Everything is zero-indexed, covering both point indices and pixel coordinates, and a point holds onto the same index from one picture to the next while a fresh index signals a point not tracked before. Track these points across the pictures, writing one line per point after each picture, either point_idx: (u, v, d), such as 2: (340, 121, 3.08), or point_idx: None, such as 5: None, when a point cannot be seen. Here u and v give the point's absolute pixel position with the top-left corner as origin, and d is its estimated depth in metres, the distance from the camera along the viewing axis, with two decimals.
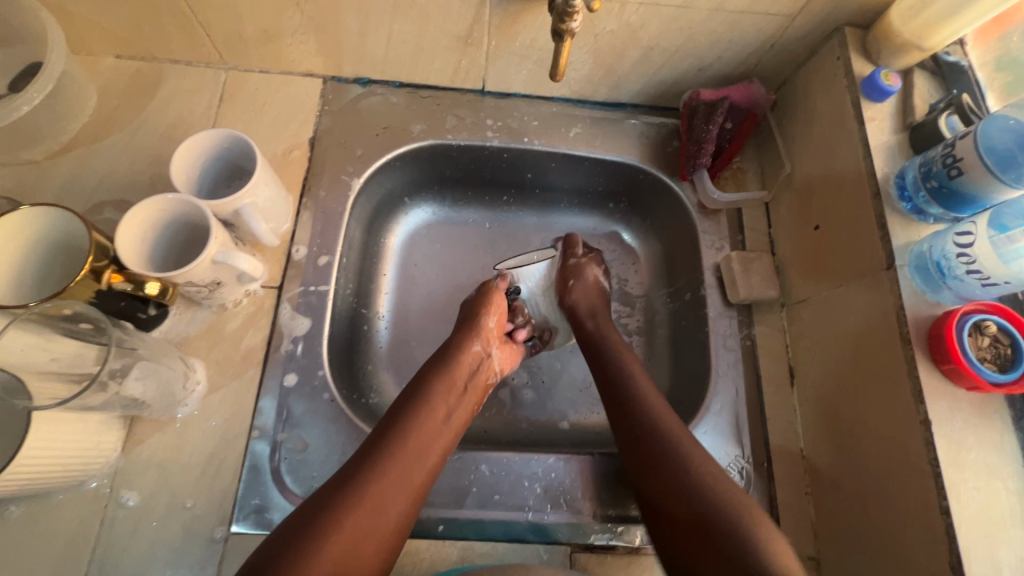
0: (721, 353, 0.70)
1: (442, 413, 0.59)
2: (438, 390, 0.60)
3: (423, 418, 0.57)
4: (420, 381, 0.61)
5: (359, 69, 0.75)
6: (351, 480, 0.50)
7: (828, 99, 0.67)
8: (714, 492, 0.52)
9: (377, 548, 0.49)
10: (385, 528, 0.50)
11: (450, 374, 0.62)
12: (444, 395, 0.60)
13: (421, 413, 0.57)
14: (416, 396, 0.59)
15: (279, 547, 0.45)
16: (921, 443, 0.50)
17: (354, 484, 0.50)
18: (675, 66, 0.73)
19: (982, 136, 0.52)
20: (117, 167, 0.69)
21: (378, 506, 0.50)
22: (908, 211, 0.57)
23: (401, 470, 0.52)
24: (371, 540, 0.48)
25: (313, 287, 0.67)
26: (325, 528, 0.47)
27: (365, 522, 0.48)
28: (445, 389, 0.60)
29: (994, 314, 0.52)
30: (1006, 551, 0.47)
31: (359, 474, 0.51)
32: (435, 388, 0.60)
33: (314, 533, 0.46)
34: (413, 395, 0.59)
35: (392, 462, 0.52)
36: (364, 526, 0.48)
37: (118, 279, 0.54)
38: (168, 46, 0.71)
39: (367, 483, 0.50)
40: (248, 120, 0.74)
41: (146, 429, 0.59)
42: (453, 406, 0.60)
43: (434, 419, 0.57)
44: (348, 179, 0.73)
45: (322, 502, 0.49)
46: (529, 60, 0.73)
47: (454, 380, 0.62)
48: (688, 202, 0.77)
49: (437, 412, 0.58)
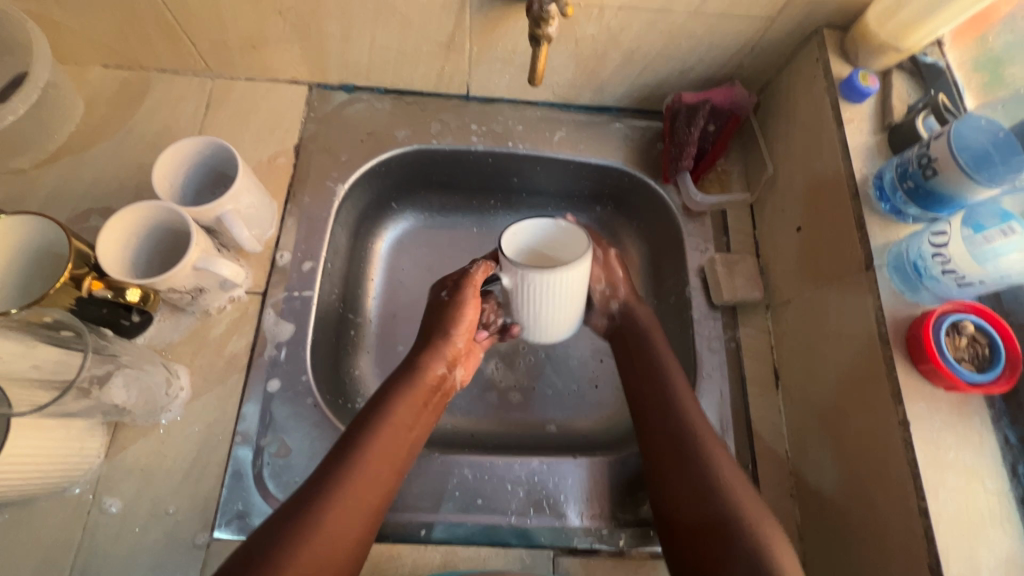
0: (706, 355, 0.70)
1: (406, 430, 0.57)
2: (400, 410, 0.58)
3: (381, 441, 0.55)
4: (381, 399, 0.59)
5: (343, 75, 0.76)
6: (307, 503, 0.49)
7: (809, 101, 0.67)
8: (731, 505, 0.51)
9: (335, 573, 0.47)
10: (343, 549, 0.48)
11: (411, 386, 0.60)
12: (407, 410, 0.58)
13: (381, 432, 0.55)
14: (376, 416, 0.56)
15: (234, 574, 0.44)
16: (901, 444, 0.50)
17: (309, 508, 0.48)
18: (657, 69, 0.74)
19: (956, 136, 0.52)
20: (103, 175, 0.70)
21: (335, 530, 0.48)
22: (887, 212, 0.57)
23: (359, 491, 0.51)
24: (328, 566, 0.47)
25: (297, 292, 0.68)
26: (281, 556, 0.45)
27: (320, 547, 0.47)
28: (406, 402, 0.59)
29: (972, 314, 0.52)
30: (985, 552, 0.47)
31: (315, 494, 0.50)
32: (398, 408, 0.58)
33: (265, 563, 0.44)
34: (373, 409, 0.58)
35: (351, 486, 0.51)
36: (321, 552, 0.47)
37: (99, 286, 0.54)
38: (154, 55, 0.72)
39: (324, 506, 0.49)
40: (233, 127, 0.74)
41: (129, 436, 0.60)
42: (414, 427, 0.58)
43: (393, 435, 0.56)
44: (332, 185, 0.73)
45: (279, 525, 0.47)
46: (512, 65, 0.73)
47: (416, 399, 0.59)
48: (673, 205, 0.77)
49: (397, 427, 0.56)
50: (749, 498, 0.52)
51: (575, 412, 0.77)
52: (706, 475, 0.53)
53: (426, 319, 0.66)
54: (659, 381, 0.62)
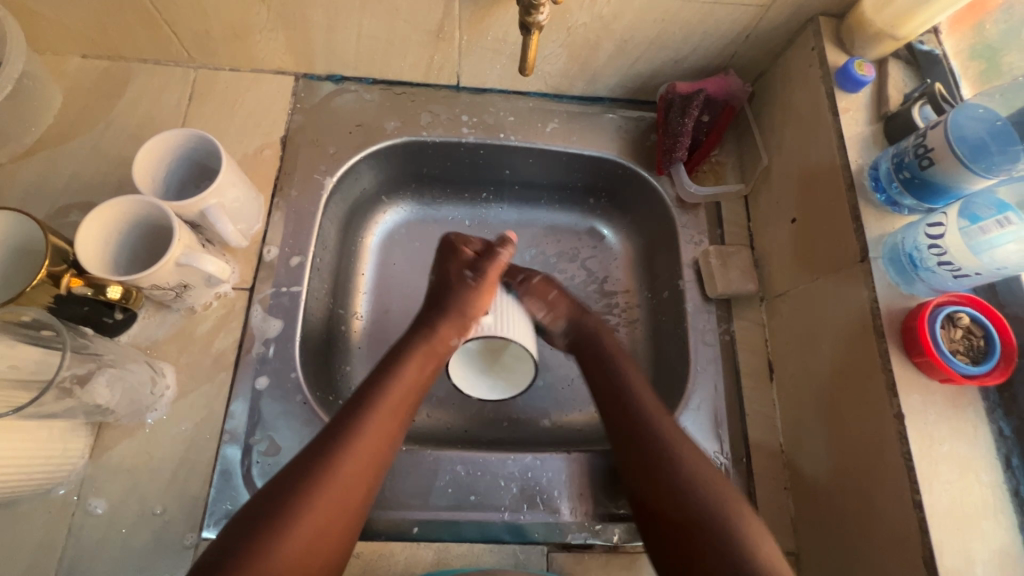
0: (700, 348, 0.69)
1: (407, 395, 0.58)
2: (410, 367, 0.60)
3: (386, 401, 0.56)
4: (388, 359, 0.60)
5: (330, 65, 0.74)
6: (312, 462, 0.50)
7: (804, 90, 0.66)
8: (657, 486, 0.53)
9: (333, 539, 0.49)
10: (343, 513, 0.50)
11: (414, 354, 0.61)
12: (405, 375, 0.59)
13: (393, 388, 0.57)
14: (385, 376, 0.58)
15: (252, 519, 0.47)
16: (895, 437, 0.50)
17: (316, 464, 0.50)
18: (651, 59, 0.72)
19: (954, 125, 0.51)
20: (84, 168, 0.68)
21: (351, 476, 0.51)
22: (882, 203, 0.56)
23: (363, 455, 0.52)
24: (338, 514, 0.49)
25: (285, 288, 0.66)
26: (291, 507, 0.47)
27: (322, 515, 0.48)
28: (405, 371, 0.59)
29: (967, 306, 0.52)
30: (978, 545, 0.47)
31: (316, 458, 0.50)
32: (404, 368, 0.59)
33: (266, 529, 0.46)
34: (383, 373, 0.58)
35: (359, 446, 0.52)
36: (330, 504, 0.49)
37: (78, 284, 0.52)
38: (135, 45, 0.70)
39: (331, 462, 0.50)
40: (218, 119, 0.73)
41: (115, 435, 0.58)
42: (420, 384, 0.60)
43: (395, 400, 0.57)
44: (320, 178, 0.72)
45: (290, 477, 0.49)
46: (503, 55, 0.72)
47: (423, 359, 0.61)
48: (667, 196, 0.76)
49: (397, 394, 0.57)
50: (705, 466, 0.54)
51: (569, 407, 0.76)
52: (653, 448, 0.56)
53: (440, 286, 0.67)
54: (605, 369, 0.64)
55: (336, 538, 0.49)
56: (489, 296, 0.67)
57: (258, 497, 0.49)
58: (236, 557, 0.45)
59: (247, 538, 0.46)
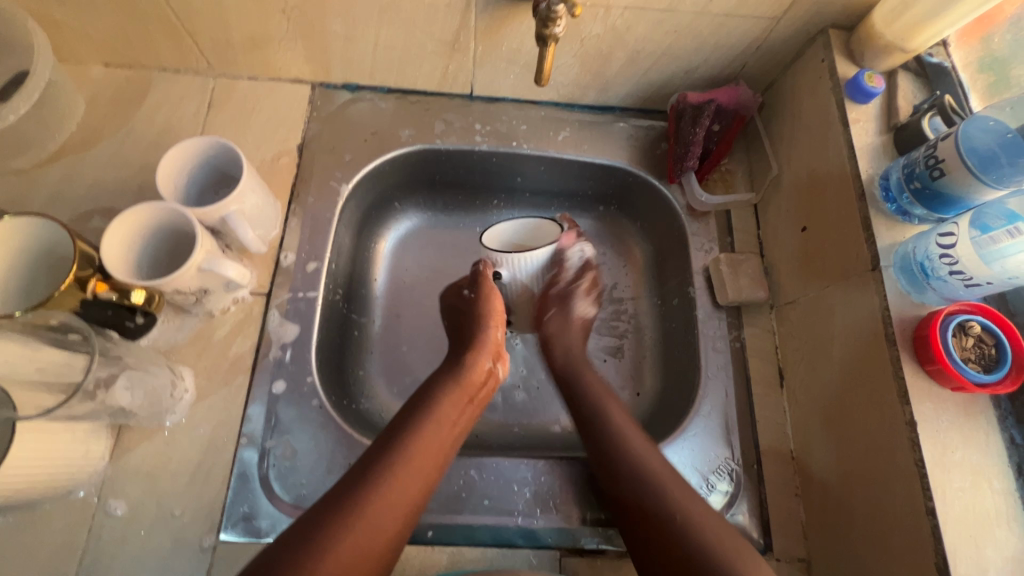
0: (711, 355, 0.70)
1: (451, 424, 0.59)
2: (449, 397, 0.61)
3: (430, 427, 0.57)
4: (424, 392, 0.61)
5: (347, 74, 0.75)
6: (356, 483, 0.50)
7: (814, 100, 0.67)
8: (655, 497, 0.55)
9: (370, 564, 0.47)
10: (382, 536, 0.49)
11: (451, 385, 0.62)
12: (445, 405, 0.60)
13: (435, 415, 0.58)
14: (421, 407, 0.59)
15: (298, 533, 0.46)
16: (907, 444, 0.50)
17: (361, 485, 0.50)
18: (662, 69, 0.73)
19: (964, 137, 0.52)
20: (105, 175, 0.69)
21: (396, 497, 0.51)
22: (893, 212, 0.57)
23: (408, 478, 0.52)
24: (377, 539, 0.48)
25: (301, 293, 0.67)
26: (335, 523, 0.47)
27: (363, 535, 0.47)
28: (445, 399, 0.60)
29: (978, 315, 0.53)
30: (991, 552, 0.47)
31: (364, 476, 0.51)
32: (442, 401, 0.60)
33: (311, 542, 0.45)
34: (424, 400, 0.60)
35: (395, 480, 0.51)
36: (372, 522, 0.48)
37: (103, 288, 0.54)
38: (156, 54, 0.72)
39: (372, 482, 0.50)
40: (236, 126, 0.74)
41: (134, 437, 0.59)
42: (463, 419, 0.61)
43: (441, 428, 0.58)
44: (336, 185, 0.73)
45: (338, 495, 0.49)
46: (516, 65, 0.73)
47: (460, 395, 0.61)
48: (677, 205, 0.77)
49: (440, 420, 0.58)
50: (677, 479, 0.57)
51: None
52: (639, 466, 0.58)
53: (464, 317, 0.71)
54: (599, 401, 0.66)
55: (371, 565, 0.47)
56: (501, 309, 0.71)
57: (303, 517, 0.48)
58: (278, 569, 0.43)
59: (291, 550, 0.44)
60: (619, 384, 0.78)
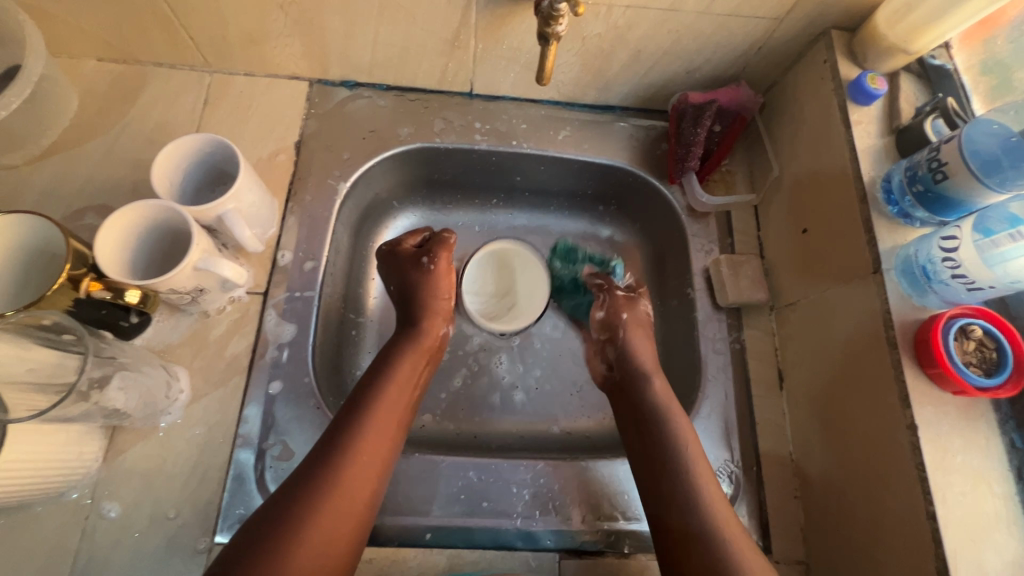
0: (710, 356, 0.70)
1: (408, 391, 0.60)
2: (401, 368, 0.61)
3: (388, 398, 0.57)
4: (378, 366, 0.61)
5: (345, 71, 0.75)
6: (319, 469, 0.50)
7: (816, 102, 0.66)
8: (691, 499, 0.54)
9: (349, 533, 0.49)
10: (355, 508, 0.50)
11: (404, 356, 0.62)
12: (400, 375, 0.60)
13: (389, 386, 0.58)
14: (377, 380, 0.59)
15: (264, 529, 0.46)
16: (909, 448, 0.50)
17: (325, 463, 0.51)
18: (663, 69, 0.73)
19: (967, 140, 0.52)
20: (99, 171, 0.68)
21: (363, 471, 0.52)
22: (894, 215, 0.57)
23: (371, 450, 0.53)
24: (350, 519, 0.49)
25: (299, 292, 0.67)
26: (303, 512, 0.47)
27: (336, 513, 0.49)
28: (400, 369, 0.60)
29: (979, 318, 0.52)
30: (991, 556, 0.47)
31: (324, 460, 0.51)
32: (399, 366, 0.61)
33: (282, 533, 0.46)
34: (380, 371, 0.60)
35: (359, 455, 0.52)
36: (340, 502, 0.49)
37: (97, 287, 0.53)
38: (151, 49, 0.70)
39: (340, 468, 0.51)
40: (233, 123, 0.73)
41: (128, 438, 0.58)
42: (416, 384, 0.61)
43: (398, 397, 0.58)
44: (334, 183, 0.72)
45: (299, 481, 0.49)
46: (517, 63, 0.72)
47: (417, 357, 0.63)
48: (678, 205, 0.77)
49: (397, 391, 0.59)
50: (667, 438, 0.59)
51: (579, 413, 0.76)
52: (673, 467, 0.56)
53: (405, 283, 0.67)
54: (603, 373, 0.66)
55: (352, 528, 0.49)
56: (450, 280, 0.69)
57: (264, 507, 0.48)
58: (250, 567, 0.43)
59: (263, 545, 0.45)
60: None
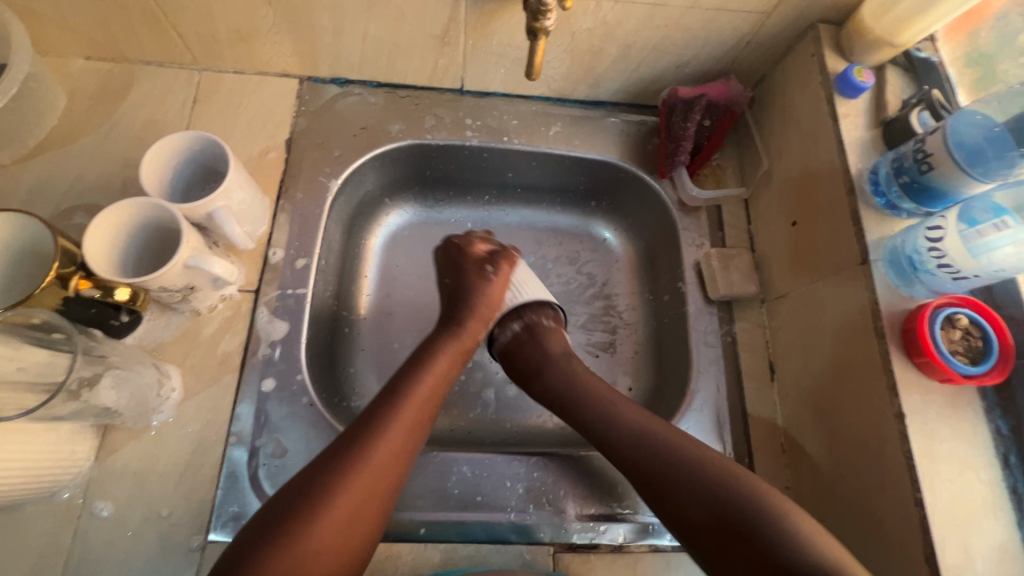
0: (702, 349, 0.70)
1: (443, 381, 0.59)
2: (438, 360, 0.60)
3: (423, 388, 0.56)
4: (418, 356, 0.60)
5: (335, 68, 0.74)
6: (348, 451, 0.49)
7: (805, 96, 0.67)
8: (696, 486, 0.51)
9: (365, 524, 0.48)
10: (378, 496, 0.49)
11: (444, 348, 0.61)
12: (437, 367, 0.59)
13: (427, 377, 0.57)
14: (416, 369, 0.58)
15: (286, 506, 0.46)
16: (897, 436, 0.51)
17: (355, 446, 0.49)
18: (653, 64, 0.73)
19: (952, 131, 0.52)
20: (87, 170, 0.68)
21: (389, 460, 0.50)
22: (881, 206, 0.57)
23: (402, 440, 0.52)
24: (366, 512, 0.48)
25: (291, 290, 0.66)
26: (327, 492, 0.46)
27: (359, 497, 0.47)
28: (437, 362, 0.59)
29: (965, 307, 0.53)
30: (979, 541, 0.48)
31: (353, 442, 0.50)
32: (437, 361, 0.60)
33: (304, 513, 0.45)
34: (418, 359, 0.59)
35: (388, 441, 0.51)
36: (365, 486, 0.48)
37: (86, 285, 0.52)
38: (139, 47, 0.70)
39: (367, 458, 0.49)
40: (222, 121, 0.73)
41: (120, 437, 0.58)
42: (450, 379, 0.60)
43: (431, 387, 0.57)
44: (325, 180, 0.72)
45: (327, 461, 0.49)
46: (507, 58, 0.72)
47: (454, 354, 0.61)
48: (668, 199, 0.77)
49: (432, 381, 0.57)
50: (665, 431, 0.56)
51: None
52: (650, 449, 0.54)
53: (459, 282, 0.67)
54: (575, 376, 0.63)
55: (371, 519, 0.48)
56: (502, 297, 0.68)
57: (291, 486, 0.48)
58: (270, 543, 0.44)
59: (284, 522, 0.45)
60: (612, 379, 0.78)
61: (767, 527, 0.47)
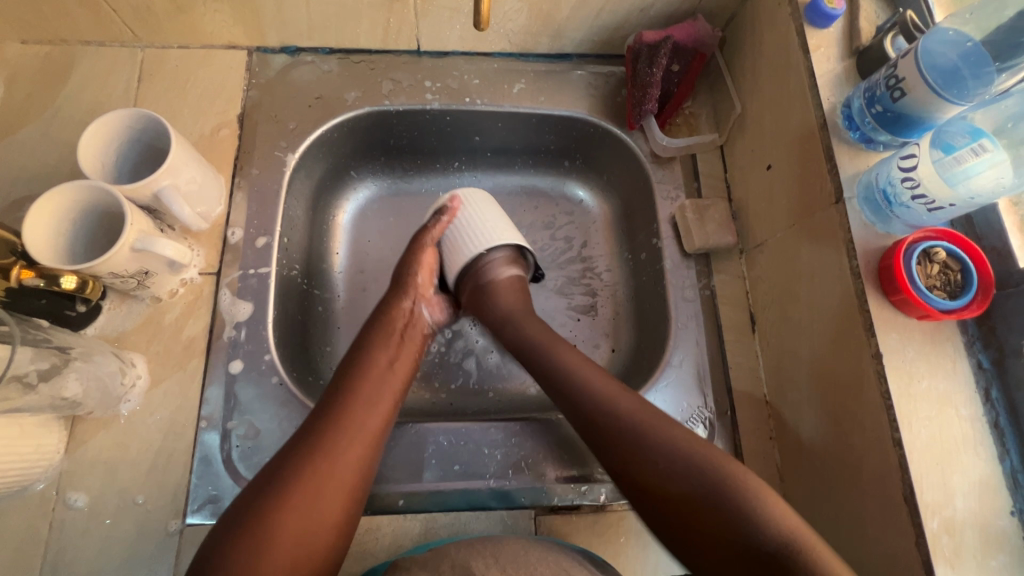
0: (680, 304, 0.69)
1: (384, 364, 0.58)
2: (378, 350, 0.59)
3: (362, 382, 0.55)
4: (355, 351, 0.59)
5: (283, 36, 0.71)
6: (302, 444, 0.49)
7: (774, 30, 0.63)
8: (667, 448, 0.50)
9: (326, 527, 0.46)
10: (338, 495, 0.48)
11: (379, 340, 0.60)
12: (377, 360, 0.58)
13: (368, 367, 0.57)
14: (351, 364, 0.57)
15: (251, 498, 0.46)
16: (874, 377, 0.49)
17: (310, 438, 0.50)
18: (616, 8, 0.69)
19: (924, 53, 0.49)
20: (34, 158, 0.66)
21: (344, 454, 0.50)
22: (856, 141, 0.55)
23: (348, 431, 0.51)
24: (326, 511, 0.47)
25: (252, 270, 0.65)
26: (284, 486, 0.46)
27: (314, 497, 0.47)
28: (375, 354, 0.58)
29: (943, 240, 0.51)
30: (958, 478, 0.46)
31: (309, 436, 0.50)
32: (372, 349, 0.59)
33: (263, 505, 0.45)
34: (353, 354, 0.58)
35: (340, 430, 0.51)
36: (323, 481, 0.47)
37: (29, 275, 0.52)
38: (75, 26, 0.67)
39: (325, 451, 0.49)
40: (170, 100, 0.70)
41: (90, 428, 0.58)
42: (397, 370, 0.58)
43: (371, 381, 0.56)
44: (282, 155, 0.70)
45: (286, 457, 0.48)
46: (461, 13, 0.69)
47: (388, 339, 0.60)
48: (640, 152, 0.74)
49: (369, 374, 0.56)
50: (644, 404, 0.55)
51: None
52: (633, 420, 0.53)
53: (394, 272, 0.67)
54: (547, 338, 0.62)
55: (332, 524, 0.47)
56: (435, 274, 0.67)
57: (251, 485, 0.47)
58: (238, 535, 0.43)
59: (252, 513, 0.45)
60: (593, 342, 0.76)
61: (747, 505, 0.46)
